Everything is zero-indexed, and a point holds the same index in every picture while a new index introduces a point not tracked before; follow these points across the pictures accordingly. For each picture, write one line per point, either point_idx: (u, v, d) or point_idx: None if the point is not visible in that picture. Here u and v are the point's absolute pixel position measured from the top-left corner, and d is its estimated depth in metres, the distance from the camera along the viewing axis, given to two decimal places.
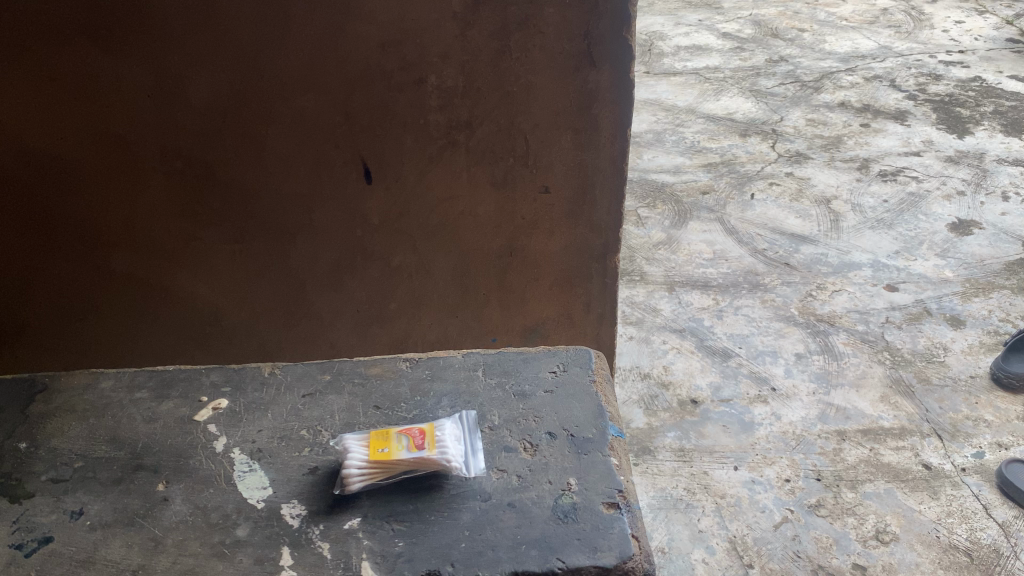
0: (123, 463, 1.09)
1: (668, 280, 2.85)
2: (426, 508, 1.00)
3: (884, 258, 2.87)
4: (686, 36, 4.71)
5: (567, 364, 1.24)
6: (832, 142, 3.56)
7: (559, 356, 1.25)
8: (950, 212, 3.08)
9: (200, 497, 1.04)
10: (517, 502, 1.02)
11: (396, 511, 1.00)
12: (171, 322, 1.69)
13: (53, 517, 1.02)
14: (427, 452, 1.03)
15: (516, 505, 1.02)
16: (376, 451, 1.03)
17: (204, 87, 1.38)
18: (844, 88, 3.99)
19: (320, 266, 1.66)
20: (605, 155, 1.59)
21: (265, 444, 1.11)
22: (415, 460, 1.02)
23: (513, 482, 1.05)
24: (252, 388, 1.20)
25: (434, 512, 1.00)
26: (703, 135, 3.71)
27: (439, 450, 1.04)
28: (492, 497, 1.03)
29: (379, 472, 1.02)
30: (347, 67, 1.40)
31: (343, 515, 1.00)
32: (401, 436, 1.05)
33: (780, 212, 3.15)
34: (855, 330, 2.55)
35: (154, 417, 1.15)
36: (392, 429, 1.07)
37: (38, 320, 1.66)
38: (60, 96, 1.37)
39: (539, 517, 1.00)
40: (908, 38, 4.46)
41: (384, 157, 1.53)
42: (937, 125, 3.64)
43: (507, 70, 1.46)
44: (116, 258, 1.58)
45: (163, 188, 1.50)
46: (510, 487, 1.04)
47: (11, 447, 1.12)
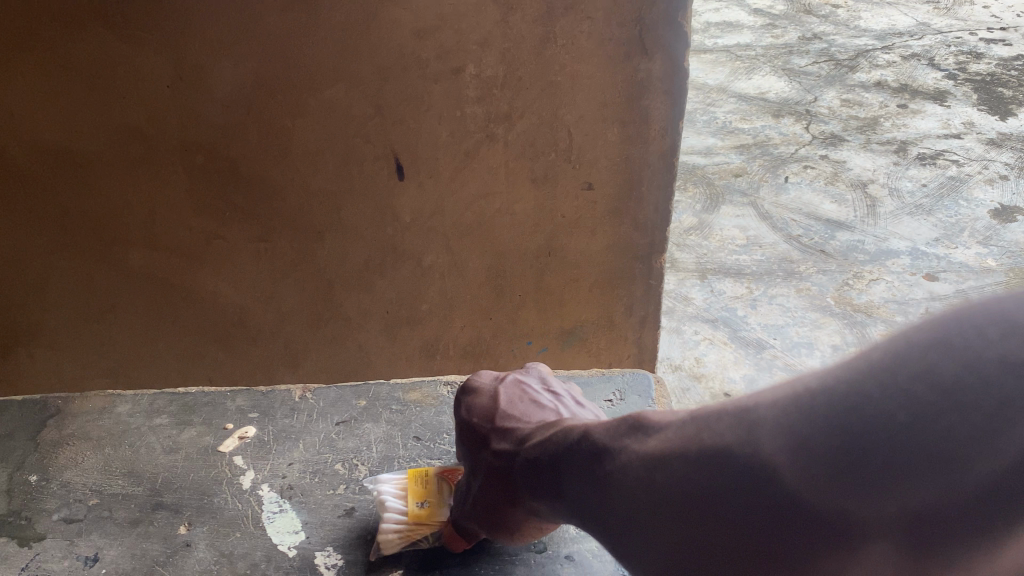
0: (141, 501, 1.03)
1: (699, 268, 2.74)
2: (477, 562, 0.96)
3: (923, 245, 2.73)
4: (716, 12, 4.55)
5: (624, 391, 1.28)
6: (868, 123, 3.41)
7: (617, 382, 1.30)
8: (992, 197, 2.93)
9: (225, 543, 0.98)
10: (575, 554, 0.97)
11: (441, 564, 0.96)
12: (193, 322, 1.62)
13: (65, 564, 0.95)
14: None
15: (574, 557, 0.97)
16: (416, 507, 0.99)
17: (228, 76, 1.29)
18: (881, 66, 3.83)
19: (349, 266, 1.57)
20: (655, 149, 1.48)
21: (296, 480, 1.06)
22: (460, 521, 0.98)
23: (570, 531, 1.00)
24: (282, 415, 1.17)
25: (482, 565, 0.96)
26: (736, 115, 3.58)
27: None
28: (548, 548, 0.98)
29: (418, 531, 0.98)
30: (380, 55, 1.30)
31: (386, 567, 0.95)
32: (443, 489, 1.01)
33: (815, 196, 3.02)
34: (894, 321, 2.43)
35: (175, 447, 1.11)
36: (432, 472, 1.03)
37: (56, 320, 1.59)
38: (74, 87, 1.28)
39: (600, 573, 0.95)
40: (947, 14, 4.27)
41: (418, 152, 1.43)
42: (978, 106, 3.47)
43: (552, 58, 1.35)
44: (135, 256, 1.51)
45: (184, 183, 1.41)
46: (568, 536, 0.99)
47: (22, 480, 1.07)
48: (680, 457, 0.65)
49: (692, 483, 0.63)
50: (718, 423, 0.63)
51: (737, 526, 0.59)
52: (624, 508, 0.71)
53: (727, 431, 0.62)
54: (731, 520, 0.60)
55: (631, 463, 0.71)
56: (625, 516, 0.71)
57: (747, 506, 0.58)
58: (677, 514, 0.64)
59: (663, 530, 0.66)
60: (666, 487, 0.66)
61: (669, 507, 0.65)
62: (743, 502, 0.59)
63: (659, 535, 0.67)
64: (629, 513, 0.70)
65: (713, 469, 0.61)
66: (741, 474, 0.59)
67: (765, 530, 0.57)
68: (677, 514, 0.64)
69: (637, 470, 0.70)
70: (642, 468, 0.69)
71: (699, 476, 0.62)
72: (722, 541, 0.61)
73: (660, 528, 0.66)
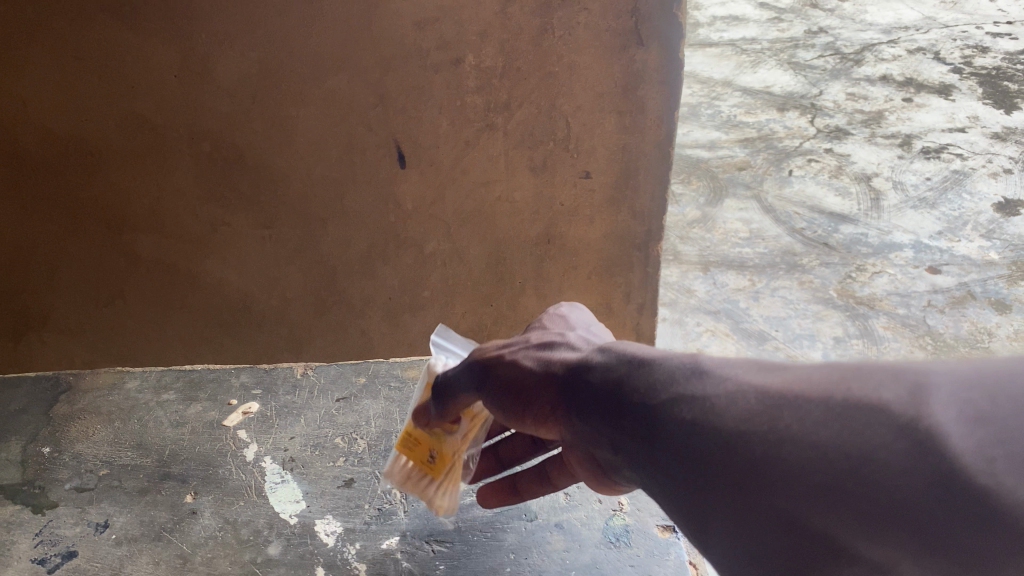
0: (148, 472, 1.12)
1: (702, 260, 2.77)
2: (469, 529, 1.03)
3: (926, 239, 2.74)
4: (723, 6, 4.56)
5: None
6: (873, 117, 3.41)
7: None
8: (996, 190, 2.93)
9: (229, 511, 1.05)
10: (564, 522, 1.05)
11: (436, 532, 1.02)
12: (199, 308, 1.66)
13: (77, 530, 1.03)
14: None
15: (564, 525, 1.04)
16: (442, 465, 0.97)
17: (234, 65, 1.32)
18: (886, 60, 3.82)
19: (352, 253, 1.60)
20: (651, 138, 1.50)
21: (298, 453, 1.15)
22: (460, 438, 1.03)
23: (560, 500, 1.08)
24: (283, 391, 1.26)
25: (476, 533, 1.02)
26: (740, 109, 3.60)
27: None
28: (538, 516, 1.05)
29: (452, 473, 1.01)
30: (382, 45, 1.34)
31: (382, 534, 1.02)
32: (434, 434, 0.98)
33: (819, 189, 3.04)
34: (896, 313, 2.45)
35: (181, 422, 1.21)
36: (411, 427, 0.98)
37: (65, 305, 1.64)
38: (84, 76, 1.32)
39: (589, 540, 1.02)
40: (954, 9, 4.24)
41: (419, 140, 1.46)
42: (984, 100, 3.47)
43: (549, 49, 1.37)
44: (143, 243, 1.55)
45: (190, 170, 1.44)
46: (556, 506, 1.07)
47: (36, 452, 1.16)
48: (819, 403, 0.57)
49: (823, 437, 0.55)
50: (871, 377, 0.56)
51: (871, 499, 0.51)
52: (709, 453, 0.61)
53: (884, 390, 0.54)
54: (868, 491, 0.51)
55: (746, 398, 0.61)
56: (704, 462, 0.61)
57: (893, 479, 0.50)
58: (790, 473, 0.55)
59: (774, 481, 0.56)
60: (792, 431, 0.57)
61: (780, 463, 0.56)
62: (889, 475, 0.51)
63: (758, 488, 0.57)
64: (716, 462, 0.60)
65: (858, 423, 0.54)
66: (895, 443, 0.51)
67: (908, 510, 0.50)
68: (789, 476, 0.55)
69: (741, 411, 0.60)
70: (757, 403, 0.60)
71: (834, 430, 0.54)
72: (841, 514, 0.53)
73: (758, 489, 0.57)
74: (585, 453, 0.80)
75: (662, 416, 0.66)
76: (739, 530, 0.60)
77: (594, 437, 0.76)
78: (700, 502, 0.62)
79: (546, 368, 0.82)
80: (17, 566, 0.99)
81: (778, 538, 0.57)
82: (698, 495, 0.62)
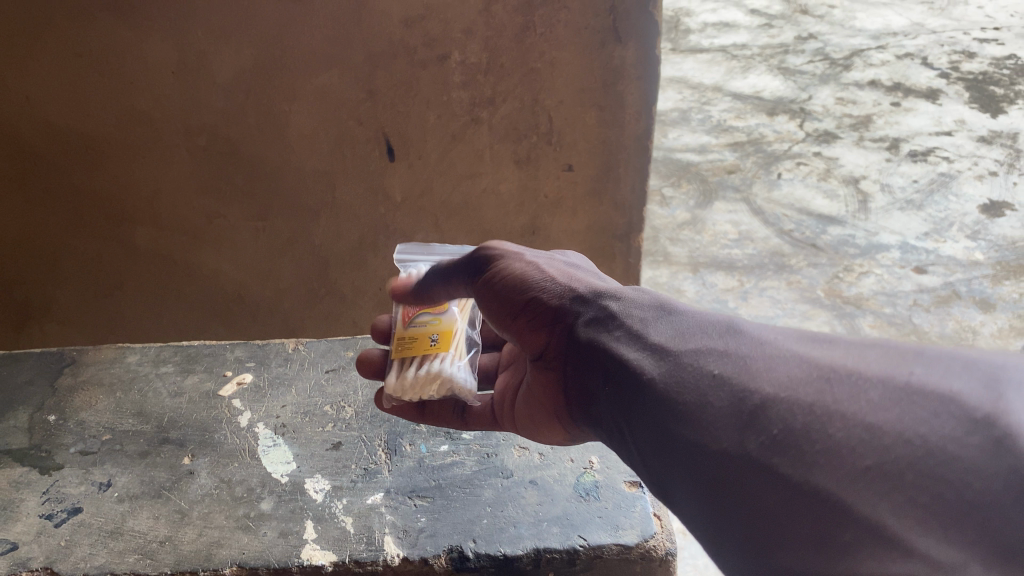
0: (149, 436, 1.10)
1: (692, 261, 2.57)
2: (449, 485, 1.01)
3: (913, 240, 2.54)
4: (714, 13, 4.26)
5: None
6: (861, 121, 3.16)
7: None
8: (982, 193, 2.72)
9: (225, 471, 1.04)
10: (539, 479, 1.01)
11: (418, 488, 1.01)
12: (196, 298, 1.72)
13: (82, 489, 1.02)
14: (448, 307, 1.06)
15: (538, 482, 1.01)
16: (430, 343, 1.01)
17: (228, 61, 1.38)
18: (875, 66, 3.55)
19: (343, 244, 1.66)
20: (630, 132, 1.55)
21: (289, 419, 1.12)
22: (454, 315, 1.05)
23: (534, 460, 1.04)
24: (276, 363, 1.23)
25: (456, 489, 1.00)
26: (730, 113, 3.35)
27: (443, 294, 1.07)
28: (514, 475, 1.02)
29: (457, 350, 1.02)
30: (370, 42, 1.39)
31: (367, 490, 1.01)
32: (419, 319, 1.04)
33: (807, 192, 2.82)
34: (882, 313, 2.29)
35: (179, 392, 1.17)
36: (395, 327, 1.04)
37: (67, 296, 1.70)
38: (84, 72, 1.38)
39: (561, 495, 0.99)
40: (942, 14, 3.90)
41: (407, 134, 1.52)
42: (971, 104, 3.20)
43: (531, 46, 1.43)
44: (140, 235, 1.60)
45: (186, 163, 1.50)
46: (531, 464, 1.04)
47: (41, 420, 1.13)
48: (876, 381, 0.54)
49: (879, 420, 0.51)
50: (937, 365, 0.54)
51: (933, 493, 0.47)
52: (733, 416, 0.58)
53: (953, 380, 0.52)
54: (926, 482, 0.47)
55: (789, 366, 0.60)
56: (728, 430, 0.58)
57: (964, 479, 0.46)
58: (838, 453, 0.51)
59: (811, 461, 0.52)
60: (843, 406, 0.53)
61: (823, 439, 0.52)
62: (949, 468, 0.47)
63: (790, 467, 0.53)
64: (738, 432, 0.57)
65: (922, 413, 0.50)
66: (964, 436, 0.48)
67: (959, 499, 0.46)
68: (833, 457, 0.51)
69: (784, 381, 0.58)
70: (800, 372, 0.58)
71: (895, 416, 0.51)
72: (889, 501, 0.48)
73: (794, 460, 0.53)
74: (559, 382, 0.85)
75: (686, 387, 0.64)
76: (754, 520, 0.53)
77: (582, 359, 0.80)
78: (715, 487, 0.56)
79: (563, 281, 0.88)
80: (25, 520, 0.98)
81: (801, 525, 0.50)
82: (715, 474, 0.57)
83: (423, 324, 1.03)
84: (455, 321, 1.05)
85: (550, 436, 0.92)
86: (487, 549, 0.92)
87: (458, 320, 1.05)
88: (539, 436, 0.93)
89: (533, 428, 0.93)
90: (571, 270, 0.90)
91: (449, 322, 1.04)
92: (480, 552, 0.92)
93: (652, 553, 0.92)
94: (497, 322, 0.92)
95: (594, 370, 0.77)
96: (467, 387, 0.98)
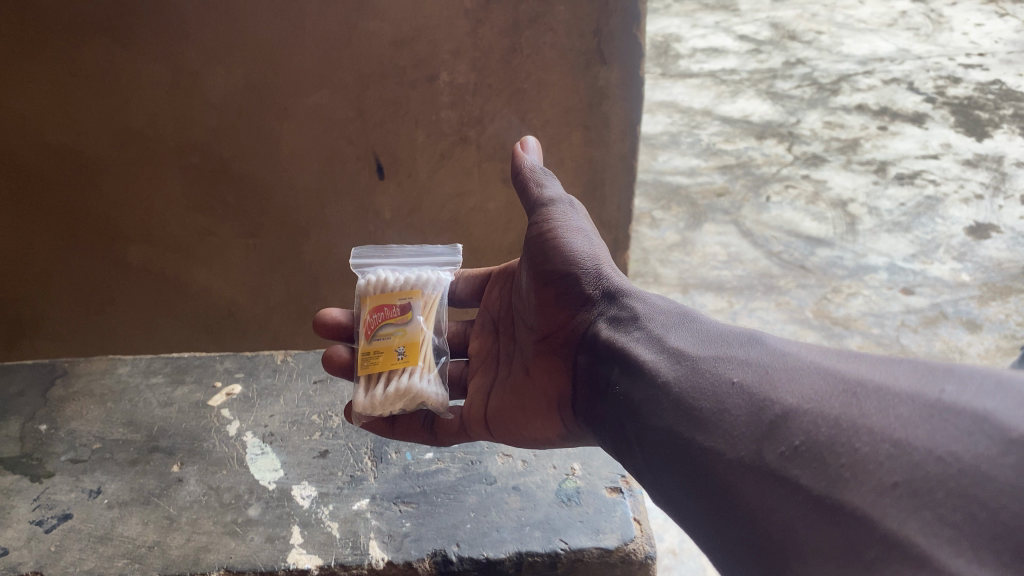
0: (139, 445, 1.11)
1: (682, 282, 2.59)
2: (433, 491, 1.03)
3: (900, 261, 2.57)
4: (703, 38, 4.32)
5: None
6: (849, 145, 3.21)
7: None
8: (968, 215, 2.75)
9: (214, 478, 1.05)
10: (521, 485, 1.03)
11: (403, 494, 1.02)
12: (186, 313, 1.73)
13: (72, 496, 1.03)
14: (412, 318, 1.06)
15: (520, 488, 1.03)
16: (397, 360, 1.02)
17: (221, 81, 1.41)
18: (862, 90, 3.60)
19: (333, 261, 1.68)
20: (616, 152, 1.58)
21: (277, 428, 1.14)
22: (418, 326, 1.06)
23: (517, 466, 1.06)
24: (265, 375, 1.25)
25: (440, 495, 1.02)
26: (719, 137, 3.39)
27: (405, 305, 1.07)
28: (497, 481, 1.04)
29: (427, 364, 1.03)
30: (360, 64, 1.42)
31: (353, 497, 1.02)
32: (384, 336, 1.04)
33: (796, 215, 2.85)
34: (870, 333, 2.31)
35: (169, 402, 1.19)
36: (359, 342, 1.05)
37: (59, 311, 1.72)
38: (80, 91, 1.40)
39: (543, 500, 1.01)
40: (928, 40, 3.96)
41: (396, 154, 1.54)
42: (956, 128, 3.25)
43: (518, 67, 1.46)
44: (131, 251, 1.62)
45: (178, 180, 1.52)
46: (514, 471, 1.05)
47: (33, 429, 1.14)
48: (906, 399, 0.58)
49: (907, 436, 0.55)
50: (971, 385, 0.58)
51: (965, 513, 0.50)
52: (753, 426, 0.63)
53: (981, 399, 0.56)
54: (958, 501, 0.51)
55: (814, 379, 0.64)
56: (748, 440, 0.63)
57: (996, 499, 0.50)
58: (866, 468, 0.55)
59: (839, 476, 0.56)
60: (873, 423, 0.57)
61: (850, 453, 0.56)
62: (978, 486, 0.51)
63: (814, 480, 0.57)
64: (758, 441, 0.62)
65: (952, 430, 0.55)
66: (999, 457, 0.52)
67: (992, 520, 0.49)
68: (860, 472, 0.55)
69: (814, 398, 0.62)
70: (827, 385, 0.62)
71: (925, 432, 0.55)
72: (918, 519, 0.51)
73: (817, 473, 0.57)
74: (571, 369, 0.92)
75: (718, 398, 0.67)
76: (770, 528, 0.58)
77: (600, 354, 0.86)
78: (732, 498, 0.61)
79: (597, 279, 0.93)
80: (16, 526, 0.99)
81: (825, 535, 0.54)
82: (733, 483, 0.62)
83: (388, 338, 1.04)
84: (420, 330, 1.06)
85: (536, 430, 0.98)
86: (470, 553, 0.94)
87: (423, 328, 1.06)
88: (525, 427, 0.98)
89: (521, 418, 0.99)
90: (613, 261, 0.95)
91: (414, 332, 1.04)
92: (463, 556, 0.94)
93: (632, 556, 0.94)
94: (533, 288, 0.98)
95: (609, 363, 0.83)
96: (438, 400, 0.99)
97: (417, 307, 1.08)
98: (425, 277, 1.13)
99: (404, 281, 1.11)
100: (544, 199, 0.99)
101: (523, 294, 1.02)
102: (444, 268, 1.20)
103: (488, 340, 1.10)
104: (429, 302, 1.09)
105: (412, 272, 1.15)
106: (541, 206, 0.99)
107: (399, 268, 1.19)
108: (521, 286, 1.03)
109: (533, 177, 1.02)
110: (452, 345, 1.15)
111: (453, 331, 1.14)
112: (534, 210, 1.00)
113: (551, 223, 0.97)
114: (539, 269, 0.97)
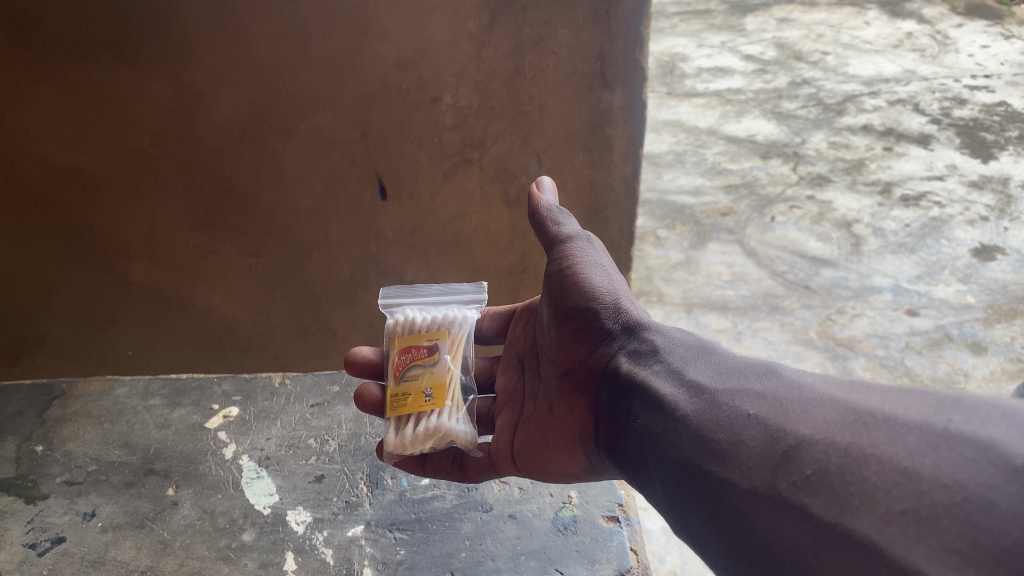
0: (134, 467, 1.11)
1: (686, 302, 2.58)
2: (429, 518, 1.02)
3: (904, 282, 2.56)
4: (709, 58, 4.33)
5: None
6: (854, 166, 3.20)
7: None
8: (973, 237, 2.74)
9: (209, 502, 1.05)
10: (518, 513, 1.03)
11: (399, 521, 1.02)
12: (189, 330, 1.73)
13: (66, 519, 1.03)
14: (440, 358, 1.06)
15: (517, 516, 1.02)
16: (427, 401, 1.02)
17: (227, 102, 1.42)
18: (868, 111, 3.60)
19: (337, 280, 1.69)
20: (617, 173, 1.58)
21: (273, 452, 1.13)
22: (446, 367, 1.06)
23: (515, 494, 1.06)
24: (263, 397, 1.24)
25: (435, 522, 1.02)
26: (724, 156, 3.39)
27: (431, 344, 1.07)
28: (494, 508, 1.04)
29: (455, 405, 1.04)
30: (365, 84, 1.42)
31: (348, 523, 1.02)
32: (413, 377, 1.04)
33: (800, 235, 2.84)
34: (875, 354, 2.30)
35: (166, 424, 1.19)
36: (387, 382, 1.04)
37: (60, 329, 1.71)
38: (87, 111, 1.41)
39: (539, 528, 1.01)
40: (933, 62, 3.97)
41: (400, 174, 1.54)
42: (961, 149, 3.25)
43: (521, 89, 1.46)
44: (135, 269, 1.62)
45: (183, 199, 1.53)
46: (511, 499, 1.05)
47: (28, 450, 1.14)
48: (913, 429, 0.57)
49: (915, 465, 0.54)
50: (975, 415, 0.56)
51: (968, 539, 0.49)
52: (767, 457, 0.63)
53: (986, 428, 0.54)
54: (962, 527, 0.50)
55: (828, 411, 0.63)
56: (762, 470, 0.62)
57: (1000, 527, 0.49)
58: (872, 493, 0.55)
59: (849, 500, 0.55)
60: (880, 451, 0.56)
61: (858, 481, 0.56)
62: (983, 513, 0.50)
63: (822, 505, 0.57)
64: (771, 471, 0.62)
65: (957, 459, 0.53)
66: (1003, 484, 0.50)
67: (994, 546, 0.48)
68: (868, 500, 0.54)
69: (824, 429, 0.61)
70: (838, 416, 0.62)
71: (931, 461, 0.54)
72: (923, 546, 0.50)
73: (826, 500, 0.57)
74: (593, 403, 0.91)
75: (733, 432, 0.67)
76: (785, 556, 0.58)
77: (620, 388, 0.85)
78: (749, 526, 0.61)
79: (618, 313, 0.93)
80: (9, 549, 0.99)
81: (834, 560, 0.54)
82: (749, 513, 0.61)
83: (416, 379, 1.03)
84: (447, 370, 1.06)
85: (561, 464, 0.98)
86: None
87: (450, 368, 1.06)
88: (550, 463, 0.98)
89: (541, 451, 0.99)
90: (631, 295, 0.95)
91: (441, 373, 1.05)
92: None
93: None
94: (553, 322, 0.98)
95: (628, 397, 0.83)
96: (467, 438, 0.99)
97: (444, 348, 1.08)
98: (450, 317, 1.12)
99: (432, 320, 1.11)
100: (562, 236, 0.99)
101: (544, 329, 1.02)
102: (470, 306, 1.19)
103: (514, 376, 1.10)
104: (456, 340, 1.10)
105: (436, 310, 1.15)
106: (559, 243, 0.99)
107: (425, 307, 1.19)
108: (542, 322, 1.03)
109: (549, 216, 1.02)
110: (479, 383, 1.16)
111: (480, 367, 1.15)
112: (553, 246, 1.00)
113: (570, 259, 0.97)
114: (559, 306, 0.97)
